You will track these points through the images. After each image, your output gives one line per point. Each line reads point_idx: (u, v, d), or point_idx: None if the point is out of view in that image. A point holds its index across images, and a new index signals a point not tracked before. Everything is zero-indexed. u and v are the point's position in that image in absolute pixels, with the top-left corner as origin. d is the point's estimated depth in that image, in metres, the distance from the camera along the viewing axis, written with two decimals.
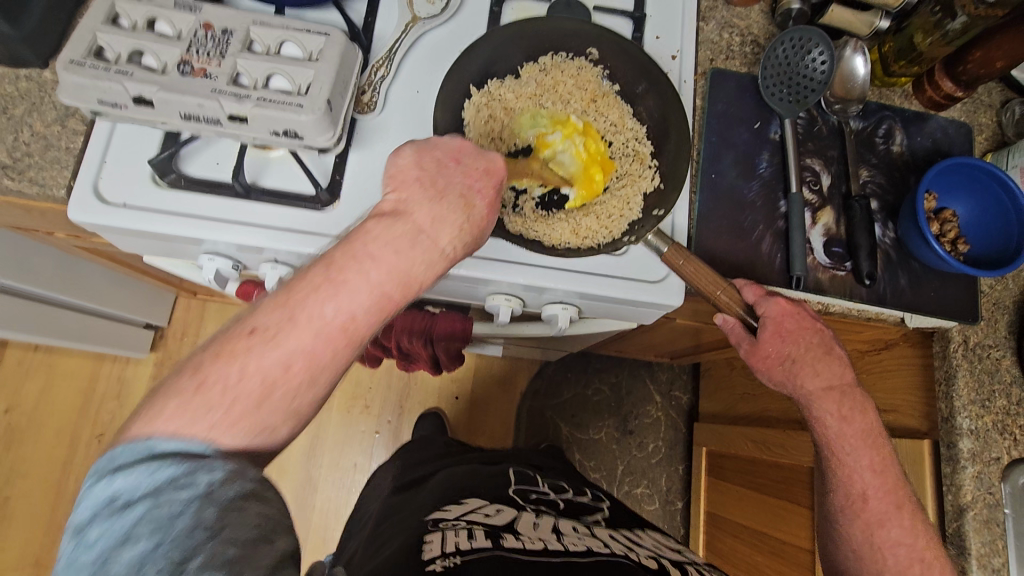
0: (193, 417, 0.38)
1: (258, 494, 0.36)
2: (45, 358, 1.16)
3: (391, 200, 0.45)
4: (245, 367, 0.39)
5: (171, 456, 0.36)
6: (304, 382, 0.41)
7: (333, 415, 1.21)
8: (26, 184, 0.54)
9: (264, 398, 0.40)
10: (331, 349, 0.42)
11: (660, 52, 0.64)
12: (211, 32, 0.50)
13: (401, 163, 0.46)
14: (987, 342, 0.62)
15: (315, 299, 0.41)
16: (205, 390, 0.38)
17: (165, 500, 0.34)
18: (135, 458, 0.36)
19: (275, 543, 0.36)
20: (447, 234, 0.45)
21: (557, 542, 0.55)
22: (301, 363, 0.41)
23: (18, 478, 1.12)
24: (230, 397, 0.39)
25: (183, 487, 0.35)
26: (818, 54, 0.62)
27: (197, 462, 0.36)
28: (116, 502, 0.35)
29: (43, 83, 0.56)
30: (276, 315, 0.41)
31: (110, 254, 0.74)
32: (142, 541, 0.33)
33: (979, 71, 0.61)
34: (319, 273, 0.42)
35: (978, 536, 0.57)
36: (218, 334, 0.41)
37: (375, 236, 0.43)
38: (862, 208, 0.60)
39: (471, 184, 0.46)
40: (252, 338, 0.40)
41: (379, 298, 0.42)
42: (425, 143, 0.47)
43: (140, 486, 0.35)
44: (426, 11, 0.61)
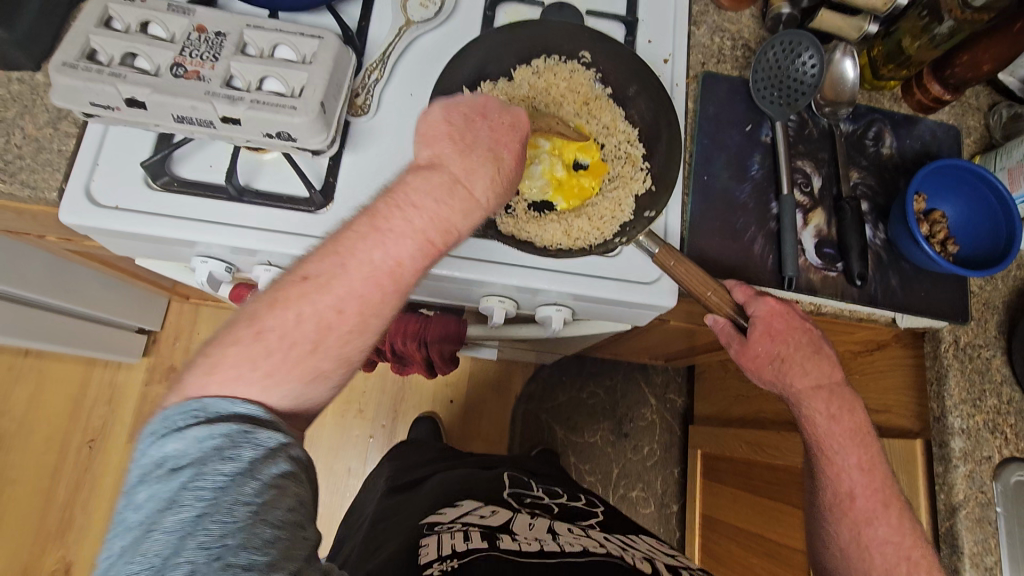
0: (253, 363, 0.40)
1: (294, 475, 0.38)
2: (36, 364, 1.15)
3: (425, 155, 0.46)
4: (300, 311, 0.41)
5: (220, 422, 0.37)
6: (355, 327, 0.42)
7: (327, 420, 1.20)
8: (17, 187, 0.54)
9: (319, 342, 0.41)
10: (379, 292, 0.42)
11: (652, 56, 0.64)
12: (205, 35, 0.50)
13: (432, 120, 0.47)
14: (977, 342, 0.62)
15: (365, 245, 0.42)
16: (263, 335, 0.40)
17: (210, 470, 0.35)
18: (189, 420, 0.37)
19: (306, 530, 0.37)
20: (482, 184, 0.46)
21: (552, 542, 0.55)
22: (354, 305, 0.42)
23: (9, 484, 1.11)
24: (287, 341, 0.40)
25: (227, 459, 0.36)
26: (808, 57, 0.62)
27: (243, 433, 0.37)
28: (164, 467, 0.35)
29: (35, 86, 0.56)
30: (326, 262, 0.42)
31: (101, 257, 0.74)
32: (183, 509, 0.34)
33: (966, 75, 0.62)
34: (363, 224, 0.43)
35: (971, 535, 0.57)
36: (270, 285, 0.42)
37: (414, 188, 0.44)
38: (853, 209, 0.61)
39: (499, 139, 0.47)
40: (305, 285, 0.41)
41: (425, 243, 0.43)
42: (450, 99, 0.48)
43: (187, 453, 0.36)
44: (420, 15, 0.62)
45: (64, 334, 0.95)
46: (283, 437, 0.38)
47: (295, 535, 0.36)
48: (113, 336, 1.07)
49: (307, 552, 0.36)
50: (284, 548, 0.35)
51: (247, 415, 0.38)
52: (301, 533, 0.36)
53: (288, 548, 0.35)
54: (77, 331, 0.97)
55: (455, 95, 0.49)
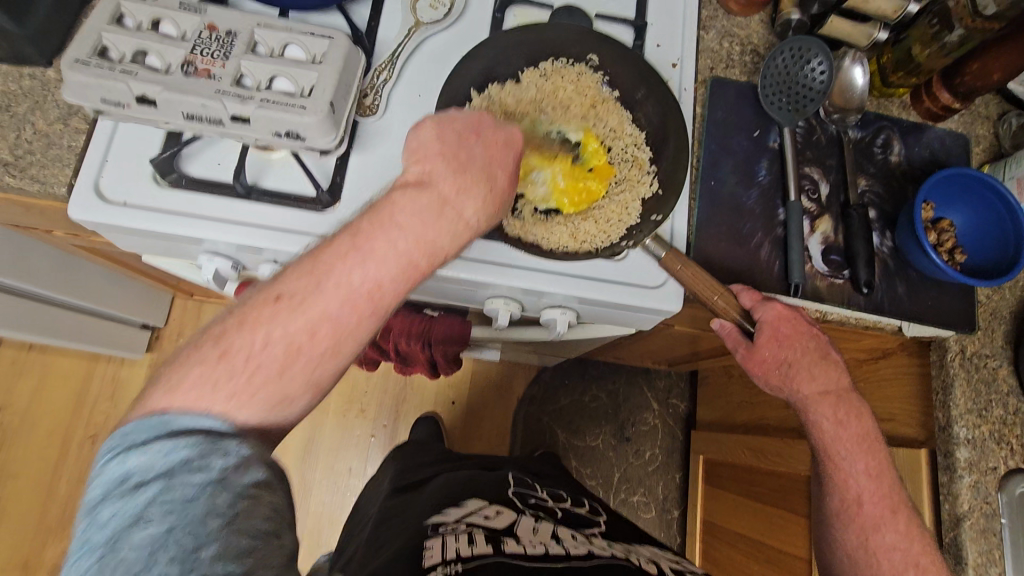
0: (214, 387, 0.38)
1: (269, 484, 0.37)
2: (40, 358, 1.15)
3: (416, 171, 0.46)
4: (268, 333, 0.40)
5: (183, 436, 0.36)
6: (327, 350, 0.42)
7: (329, 419, 1.20)
8: (27, 182, 0.54)
9: (285, 365, 0.40)
10: (355, 317, 0.42)
11: (661, 60, 0.64)
12: (216, 33, 0.50)
13: (423, 138, 0.47)
14: (984, 352, 0.62)
15: (343, 266, 0.42)
16: (229, 358, 0.39)
17: (176, 483, 0.34)
18: (148, 436, 0.36)
19: (282, 538, 0.36)
20: (471, 206, 0.46)
21: (557, 546, 0.55)
22: (326, 329, 0.41)
23: (10, 478, 1.11)
24: (254, 363, 0.40)
25: (195, 471, 0.35)
26: (818, 63, 0.62)
27: (209, 444, 0.36)
28: (129, 483, 0.35)
29: (46, 82, 0.56)
30: (301, 282, 0.41)
31: (108, 253, 0.74)
32: (152, 524, 0.33)
33: (975, 84, 0.62)
34: (344, 243, 0.43)
35: (974, 546, 0.57)
36: (242, 301, 0.42)
37: (401, 209, 0.44)
38: (860, 217, 0.61)
39: (492, 157, 0.47)
40: (278, 305, 0.41)
41: (405, 265, 0.43)
42: (443, 115, 0.48)
43: (152, 467, 0.35)
44: (429, 16, 0.62)
45: (69, 329, 0.95)
46: (253, 446, 0.38)
47: (268, 543, 0.35)
48: (118, 332, 1.07)
49: (282, 561, 0.35)
50: (260, 558, 0.34)
51: (207, 427, 0.37)
52: (276, 541, 0.36)
53: (263, 557, 0.35)
54: (82, 326, 0.97)
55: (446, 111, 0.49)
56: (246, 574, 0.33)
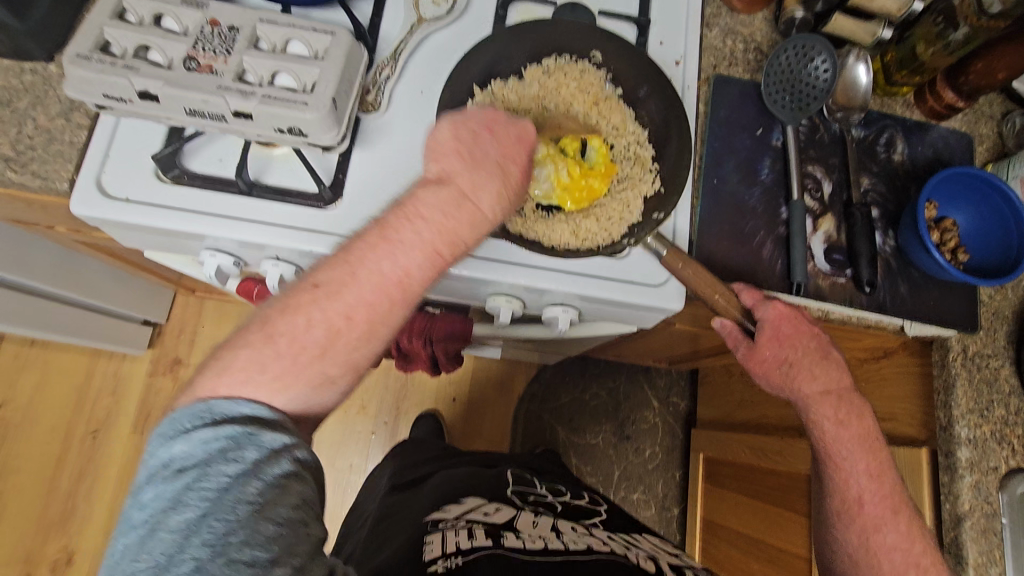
0: (260, 367, 0.40)
1: (298, 474, 0.39)
2: (41, 354, 1.16)
3: (433, 170, 0.46)
4: (310, 317, 0.41)
5: (225, 425, 0.38)
6: (364, 332, 0.43)
7: (330, 415, 1.21)
8: (29, 177, 0.54)
9: (327, 348, 0.42)
10: (389, 301, 0.43)
11: (664, 58, 0.64)
12: (218, 28, 0.50)
13: (439, 136, 0.46)
14: (985, 351, 0.62)
15: (374, 256, 0.42)
16: (274, 339, 0.41)
17: (213, 472, 0.36)
18: (196, 422, 0.38)
19: (309, 527, 0.37)
20: (489, 198, 0.45)
21: (557, 539, 0.55)
22: (362, 314, 0.42)
23: (12, 473, 1.11)
24: (298, 346, 0.41)
25: (232, 461, 0.37)
26: (821, 62, 0.62)
27: (248, 436, 0.38)
28: (171, 468, 0.37)
29: (48, 77, 0.56)
30: (338, 270, 0.42)
31: (109, 249, 0.74)
32: (189, 508, 0.35)
33: (980, 82, 0.62)
34: (373, 233, 0.43)
35: (975, 546, 0.57)
36: (285, 288, 0.43)
37: (424, 201, 0.44)
38: (863, 216, 0.61)
39: (507, 153, 0.47)
40: (316, 292, 0.41)
41: (432, 254, 0.43)
42: (458, 114, 0.47)
43: (193, 454, 0.37)
44: (432, 12, 0.62)
45: (70, 325, 0.95)
46: (287, 438, 0.39)
47: (295, 531, 0.36)
48: (119, 328, 1.07)
49: (310, 549, 0.36)
50: (286, 545, 0.35)
51: (249, 416, 0.39)
52: (303, 530, 0.37)
53: (289, 545, 0.35)
54: (84, 323, 0.97)
55: (462, 108, 0.48)
56: (271, 563, 0.34)
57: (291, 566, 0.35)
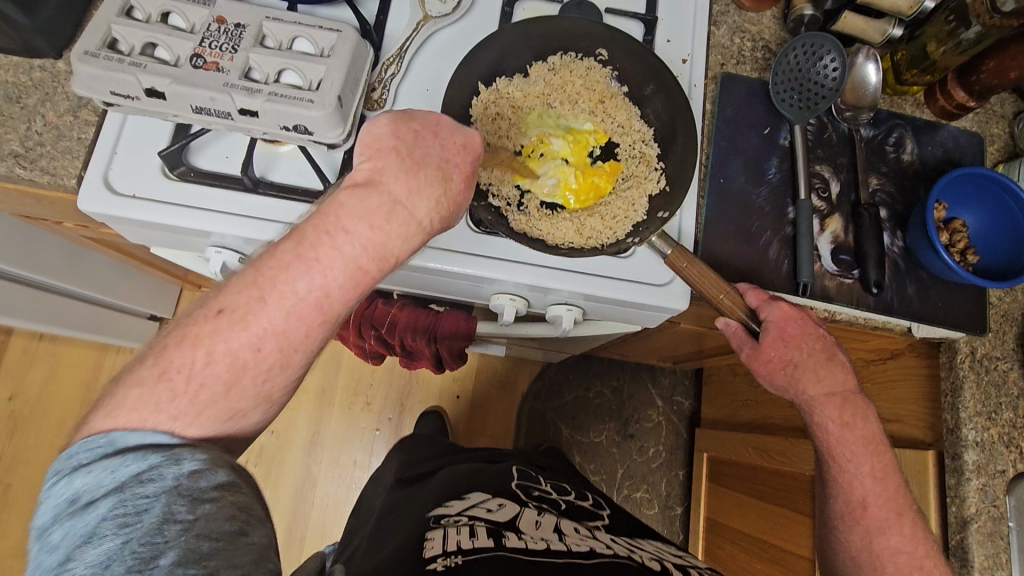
0: (156, 406, 0.38)
1: (233, 486, 0.38)
2: (50, 347, 1.17)
3: (364, 169, 0.44)
4: (209, 350, 0.40)
5: (130, 452, 0.36)
6: (275, 364, 0.42)
7: (334, 411, 1.21)
8: (37, 173, 0.54)
9: (232, 383, 0.40)
10: (303, 327, 0.42)
11: (671, 56, 0.64)
12: (225, 26, 0.50)
13: (377, 131, 0.44)
14: (994, 354, 0.62)
15: (286, 277, 0.41)
16: (167, 377, 0.39)
17: (128, 498, 0.35)
18: (92, 456, 0.36)
19: (249, 536, 0.37)
20: (425, 207, 0.44)
21: (559, 542, 0.55)
22: (271, 343, 0.41)
23: (20, 465, 1.12)
24: (196, 384, 0.39)
25: (146, 483, 0.35)
26: (830, 60, 0.61)
27: (159, 457, 0.36)
28: (76, 503, 0.35)
29: (57, 74, 0.56)
30: (243, 296, 0.41)
31: (117, 244, 0.75)
32: (106, 539, 0.33)
33: (992, 82, 0.61)
34: (288, 250, 0.42)
35: (981, 549, 0.56)
36: (184, 316, 0.41)
37: (348, 210, 0.42)
38: (871, 216, 0.60)
39: (446, 158, 0.45)
40: (219, 319, 0.40)
41: (354, 272, 0.42)
42: (403, 113, 0.46)
43: (99, 485, 0.35)
44: (438, 9, 0.61)
45: (78, 320, 0.96)
46: (208, 453, 0.38)
47: (236, 542, 0.36)
48: (126, 323, 1.08)
49: (247, 561, 0.36)
50: (226, 558, 0.35)
51: (155, 443, 0.38)
52: (243, 540, 0.36)
53: (227, 558, 0.35)
54: (91, 317, 0.98)
55: (409, 109, 0.47)
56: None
57: None
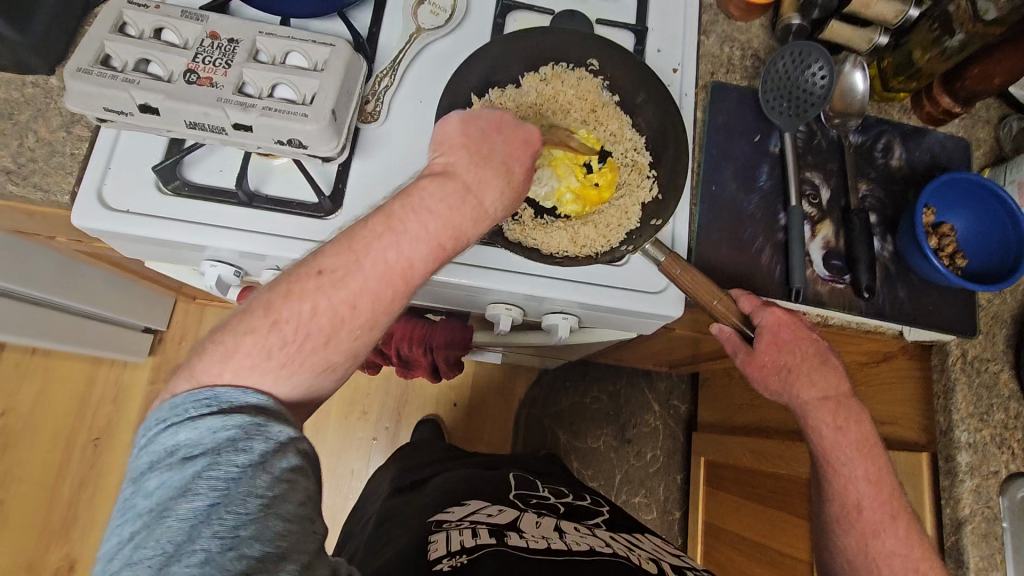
0: (265, 355, 0.39)
1: (303, 470, 0.37)
2: (42, 362, 1.16)
3: (440, 162, 0.47)
4: (315, 305, 0.41)
5: (229, 415, 0.36)
6: (367, 321, 0.43)
7: (331, 420, 1.21)
8: (31, 190, 0.54)
9: (330, 336, 0.42)
10: (392, 292, 0.43)
11: (662, 65, 0.64)
12: (218, 41, 0.50)
13: (449, 131, 0.47)
14: (984, 356, 0.62)
15: (380, 245, 0.42)
16: (279, 328, 0.40)
17: (222, 461, 0.34)
18: (202, 410, 0.37)
19: (315, 524, 0.36)
20: (492, 196, 0.46)
21: (559, 540, 0.55)
22: (365, 304, 0.42)
23: (14, 481, 1.11)
24: (302, 335, 0.40)
25: (242, 450, 0.35)
26: (818, 68, 0.62)
27: (256, 426, 0.36)
28: (176, 455, 0.35)
29: (49, 90, 0.56)
30: (342, 259, 0.42)
31: (111, 258, 0.74)
32: (199, 497, 0.33)
33: (976, 88, 0.62)
34: (379, 223, 0.43)
35: (977, 549, 0.57)
36: (283, 275, 0.42)
37: (429, 193, 0.44)
38: (862, 221, 0.61)
39: (511, 153, 0.48)
40: (320, 280, 0.41)
41: (436, 247, 0.44)
42: (469, 112, 0.48)
43: (200, 442, 0.35)
44: (431, 22, 0.62)
45: (72, 332, 0.95)
46: (292, 432, 0.38)
47: None
48: (120, 335, 1.07)
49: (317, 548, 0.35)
50: (294, 542, 0.34)
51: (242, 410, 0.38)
52: (310, 527, 0.35)
53: (298, 542, 0.34)
54: (85, 330, 0.97)
55: (475, 107, 0.50)
56: (281, 557, 0.33)
57: (298, 563, 0.33)
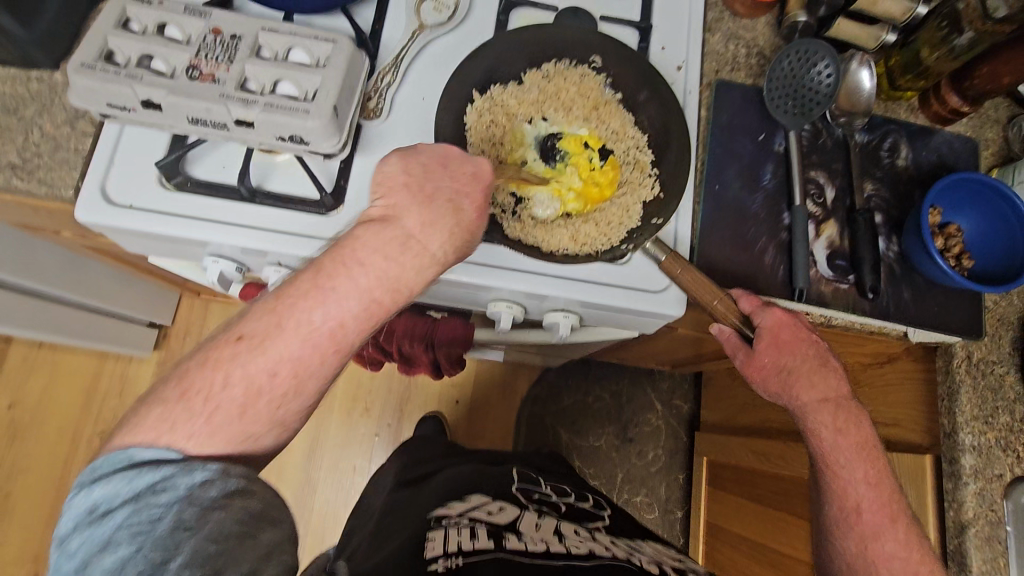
0: None
1: (242, 491, 0.39)
2: (49, 355, 1.17)
3: (379, 206, 0.46)
4: (231, 371, 0.41)
5: (143, 466, 0.38)
6: (291, 389, 0.43)
7: (334, 416, 1.21)
8: (35, 184, 0.55)
9: (247, 407, 0.42)
10: (318, 356, 0.43)
11: (666, 63, 0.64)
12: (220, 37, 0.50)
13: (389, 170, 0.46)
14: (990, 358, 0.62)
15: (304, 307, 0.42)
16: (187, 399, 0.40)
17: (143, 505, 0.36)
18: (112, 468, 0.38)
19: (258, 540, 0.38)
20: (438, 239, 0.45)
21: (558, 543, 0.55)
22: (287, 370, 0.42)
23: (20, 473, 1.12)
24: (213, 404, 0.41)
25: (160, 491, 0.37)
26: (824, 67, 0.61)
27: (175, 468, 0.38)
28: (95, 512, 0.37)
29: (53, 85, 0.57)
30: (263, 322, 0.42)
31: (115, 253, 0.74)
32: (120, 546, 0.35)
33: (985, 87, 0.61)
34: (307, 280, 0.43)
35: (979, 554, 0.57)
36: (206, 341, 0.43)
37: (363, 245, 0.44)
38: (867, 221, 0.60)
39: (459, 188, 0.46)
40: (239, 344, 0.42)
41: (369, 304, 0.44)
42: (410, 149, 0.47)
43: (116, 494, 0.37)
44: (434, 19, 0.62)
45: (77, 327, 0.96)
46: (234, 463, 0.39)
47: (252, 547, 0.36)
48: (124, 330, 1.08)
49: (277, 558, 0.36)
50: (231, 557, 0.36)
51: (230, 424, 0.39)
52: (250, 541, 0.37)
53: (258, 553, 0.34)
54: (90, 325, 0.98)
55: (416, 144, 0.48)
56: None
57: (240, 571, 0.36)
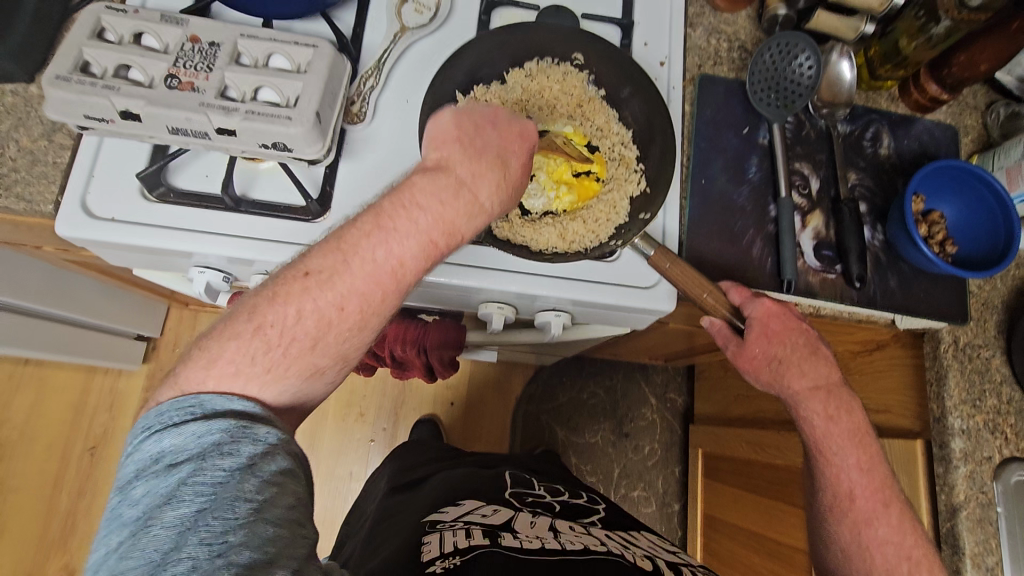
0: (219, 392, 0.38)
1: (292, 473, 0.38)
2: (34, 373, 1.15)
3: (432, 157, 0.45)
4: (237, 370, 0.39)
5: (217, 419, 0.37)
6: (355, 325, 0.42)
7: (328, 422, 1.20)
8: (13, 200, 0.53)
9: (317, 340, 0.41)
10: (380, 291, 0.42)
11: (649, 59, 0.64)
12: (198, 45, 0.50)
13: (442, 125, 0.46)
14: (976, 342, 0.63)
15: (369, 243, 0.41)
16: (263, 330, 0.40)
17: (209, 466, 0.35)
18: (185, 416, 0.37)
19: (307, 528, 0.36)
20: (487, 189, 0.45)
21: (554, 540, 0.55)
22: (354, 304, 0.41)
23: (9, 493, 1.10)
24: (288, 337, 0.40)
25: (227, 454, 0.35)
26: (806, 58, 0.62)
27: (243, 429, 0.37)
28: (162, 462, 0.35)
29: (29, 98, 0.56)
30: (329, 259, 0.41)
31: (99, 266, 0.73)
32: (184, 504, 0.33)
33: (963, 75, 0.62)
34: (367, 222, 0.42)
35: (972, 536, 0.57)
36: (272, 278, 0.42)
37: (419, 188, 0.43)
38: (851, 211, 0.61)
39: (509, 145, 0.46)
40: (308, 280, 0.40)
41: (426, 243, 0.42)
42: (463, 108, 0.48)
43: (185, 448, 0.36)
44: (415, 21, 0.61)
45: (64, 342, 0.94)
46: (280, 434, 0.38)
47: None
48: (112, 343, 1.06)
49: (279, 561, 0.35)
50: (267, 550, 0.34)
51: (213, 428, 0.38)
52: None
53: None
54: (77, 339, 0.97)
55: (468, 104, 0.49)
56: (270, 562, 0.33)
57: None
